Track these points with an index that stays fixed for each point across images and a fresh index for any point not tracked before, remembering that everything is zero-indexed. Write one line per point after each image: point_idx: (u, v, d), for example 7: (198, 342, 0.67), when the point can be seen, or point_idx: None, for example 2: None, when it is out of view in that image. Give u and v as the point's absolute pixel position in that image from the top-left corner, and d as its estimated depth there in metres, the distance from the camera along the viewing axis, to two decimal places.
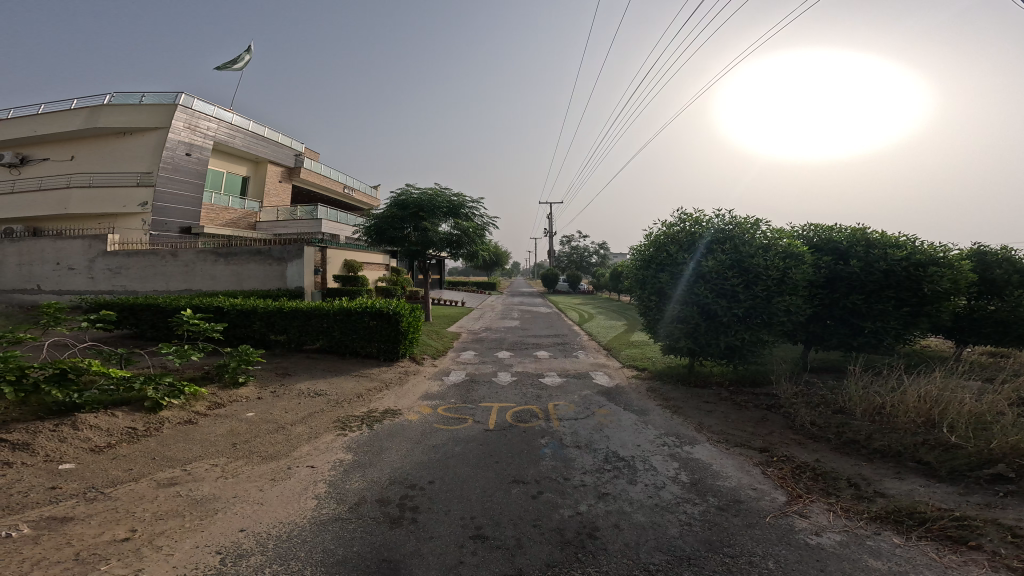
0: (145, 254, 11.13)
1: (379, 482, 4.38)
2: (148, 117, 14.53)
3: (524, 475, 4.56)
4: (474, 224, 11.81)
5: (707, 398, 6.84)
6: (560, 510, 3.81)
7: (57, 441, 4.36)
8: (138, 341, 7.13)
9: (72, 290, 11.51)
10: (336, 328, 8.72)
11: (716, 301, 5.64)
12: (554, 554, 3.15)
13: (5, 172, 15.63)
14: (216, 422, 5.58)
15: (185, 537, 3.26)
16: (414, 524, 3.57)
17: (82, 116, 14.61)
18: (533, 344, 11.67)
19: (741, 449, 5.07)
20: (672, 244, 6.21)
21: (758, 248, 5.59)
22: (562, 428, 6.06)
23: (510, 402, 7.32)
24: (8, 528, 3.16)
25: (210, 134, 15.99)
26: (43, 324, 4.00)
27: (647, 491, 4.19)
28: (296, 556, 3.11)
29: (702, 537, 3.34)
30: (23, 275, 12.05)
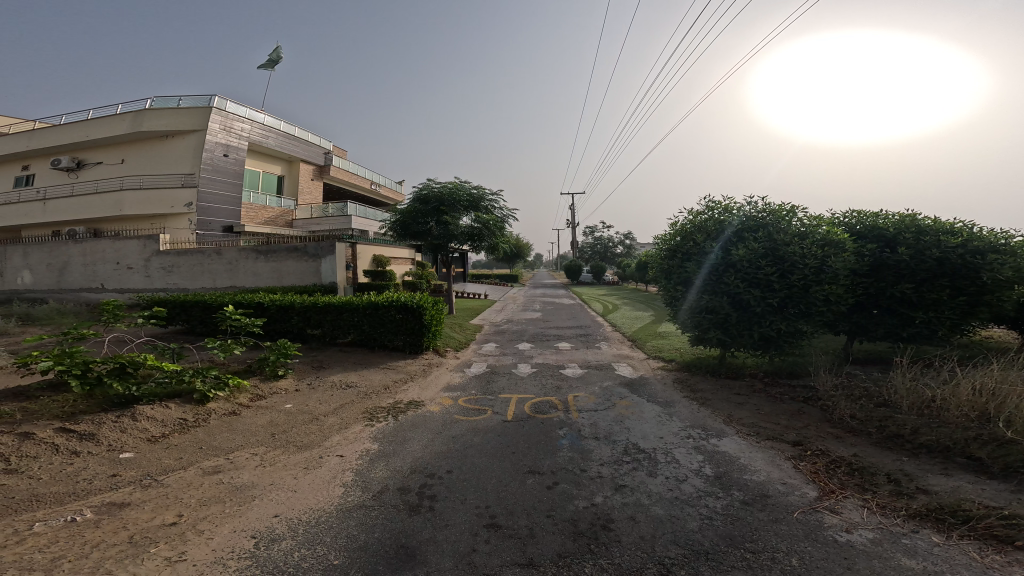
0: (193, 252, 11.68)
1: (402, 471, 4.55)
2: (186, 119, 15.09)
3: (540, 466, 4.65)
4: (494, 217, 11.84)
5: (739, 389, 6.74)
6: (576, 501, 3.88)
7: (119, 431, 4.70)
8: (188, 336, 7.54)
9: (131, 289, 12.19)
10: (365, 321, 8.97)
11: (747, 290, 5.51)
12: (567, 544, 3.22)
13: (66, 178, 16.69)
14: (257, 413, 5.88)
15: (224, 522, 3.49)
16: (431, 511, 3.72)
17: (128, 121, 15.31)
18: (556, 336, 11.69)
19: (773, 443, 5.00)
20: (699, 233, 6.07)
21: (794, 236, 5.41)
22: (581, 420, 6.12)
23: (529, 394, 7.41)
24: (73, 512, 3.46)
25: (245, 135, 16.50)
26: (103, 322, 4.25)
27: (667, 484, 4.20)
28: (322, 541, 3.29)
29: (723, 532, 3.35)
30: (88, 275, 12.83)
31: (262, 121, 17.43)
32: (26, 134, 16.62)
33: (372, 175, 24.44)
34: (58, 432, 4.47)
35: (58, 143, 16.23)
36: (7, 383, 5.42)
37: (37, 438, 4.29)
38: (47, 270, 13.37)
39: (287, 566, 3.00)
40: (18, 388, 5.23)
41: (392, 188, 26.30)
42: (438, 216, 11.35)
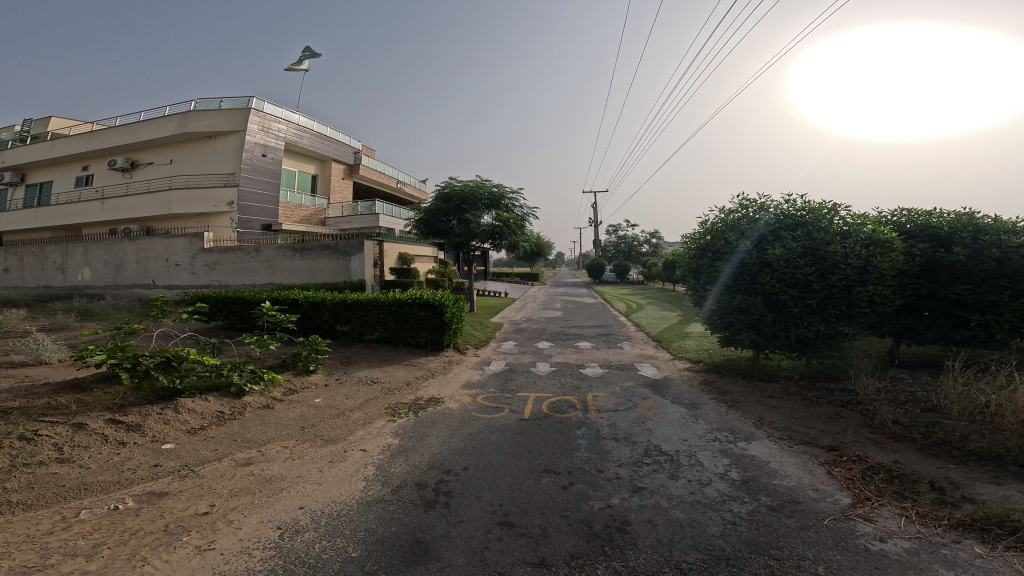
0: (234, 250, 12.02)
1: (420, 467, 4.64)
2: (226, 121, 15.48)
3: (556, 465, 4.67)
4: (514, 216, 11.85)
5: (772, 392, 6.63)
6: (591, 502, 3.90)
7: (163, 423, 4.85)
8: (228, 331, 7.76)
9: (179, 285, 12.64)
10: (390, 319, 9.09)
11: (785, 291, 5.42)
12: (580, 545, 3.24)
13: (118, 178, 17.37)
14: (290, 407, 6.02)
15: (253, 513, 3.62)
16: (446, 508, 3.80)
17: (175, 122, 15.76)
18: (576, 335, 11.63)
19: (806, 448, 4.93)
20: (732, 232, 5.99)
21: (835, 235, 5.29)
22: (600, 420, 6.11)
23: (547, 393, 7.43)
24: (117, 500, 3.60)
25: (282, 135, 16.83)
26: (152, 317, 4.36)
27: (689, 487, 4.18)
28: (342, 534, 3.38)
29: (746, 537, 3.32)
30: (141, 272, 13.30)
31: (297, 121, 17.73)
32: (83, 135, 17.34)
33: (398, 173, 24.57)
34: (108, 423, 4.63)
35: (110, 144, 16.86)
36: (65, 375, 5.71)
37: (90, 428, 4.45)
38: (104, 266, 13.95)
39: (308, 556, 3.10)
40: (74, 379, 5.49)
41: (416, 187, 26.41)
42: (459, 214, 11.42)
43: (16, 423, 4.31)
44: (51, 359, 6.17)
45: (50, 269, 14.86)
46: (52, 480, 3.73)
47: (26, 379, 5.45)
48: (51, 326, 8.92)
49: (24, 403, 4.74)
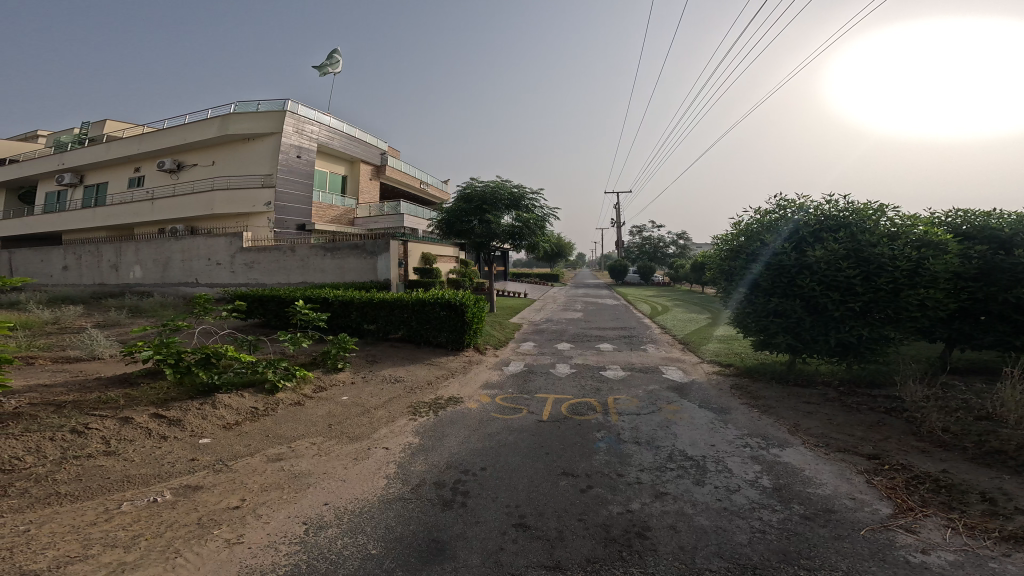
0: (272, 250, 12.36)
1: (438, 466, 4.66)
2: (263, 123, 15.92)
3: (574, 468, 4.63)
4: (534, 216, 11.82)
5: (809, 397, 6.45)
6: (610, 506, 3.85)
7: (201, 418, 4.95)
8: (264, 328, 7.95)
9: (220, 284, 13.04)
10: (412, 318, 9.17)
11: (825, 293, 5.29)
12: (597, 550, 3.20)
13: (166, 179, 18.06)
14: (319, 404, 6.09)
15: (281, 508, 3.69)
16: (463, 508, 3.80)
17: (216, 124, 16.24)
18: (597, 337, 11.54)
19: (844, 455, 4.77)
20: (769, 233, 5.85)
21: (882, 237, 5.12)
22: (621, 423, 6.03)
23: (566, 394, 7.39)
24: (155, 493, 3.69)
25: (314, 136, 17.15)
26: (194, 315, 4.43)
27: (716, 494, 4.08)
28: (363, 531, 3.42)
29: (775, 546, 3.23)
30: (186, 271, 13.76)
31: (329, 123, 18.04)
32: (134, 138, 17.99)
33: (422, 174, 24.72)
34: (152, 417, 4.76)
35: (158, 146, 17.49)
36: (115, 370, 5.92)
37: (135, 422, 4.58)
38: (153, 265, 14.46)
39: (330, 552, 3.14)
40: (122, 374, 5.69)
41: (439, 188, 26.57)
42: (481, 215, 11.45)
43: (69, 416, 4.47)
44: (103, 354, 6.43)
45: (104, 268, 15.49)
46: (98, 472, 3.81)
47: (80, 373, 5.67)
48: (105, 322, 9.32)
49: (76, 396, 4.92)
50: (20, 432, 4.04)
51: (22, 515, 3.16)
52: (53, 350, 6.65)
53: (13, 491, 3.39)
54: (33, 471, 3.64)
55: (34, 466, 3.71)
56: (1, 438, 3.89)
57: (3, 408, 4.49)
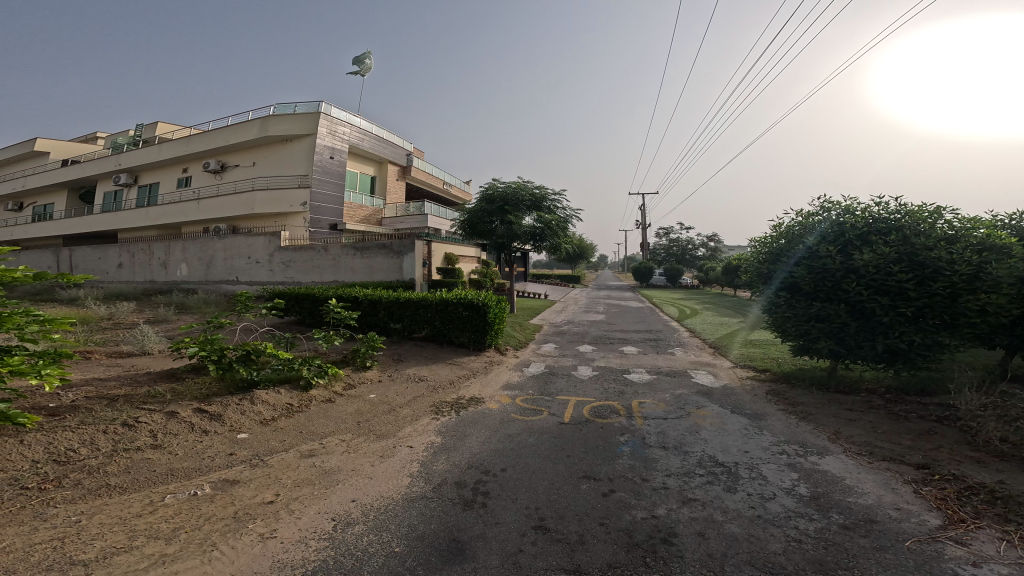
0: (307, 249, 12.65)
1: (460, 466, 4.64)
2: (299, 125, 16.30)
3: (596, 471, 4.54)
4: (556, 217, 11.76)
5: (851, 405, 6.20)
6: (633, 511, 3.76)
7: (239, 413, 5.06)
8: (299, 326, 8.12)
9: (259, 281, 13.43)
10: (436, 318, 9.22)
11: (873, 298, 5.10)
12: (619, 555, 3.13)
13: (209, 179, 18.73)
14: (348, 401, 6.16)
15: (312, 504, 3.73)
16: (484, 509, 3.77)
17: (257, 125, 16.65)
18: (621, 340, 11.38)
19: (889, 465, 4.55)
20: (812, 236, 5.69)
21: (939, 240, 4.92)
22: (646, 428, 5.90)
23: (589, 397, 7.28)
24: (195, 486, 3.77)
25: (346, 138, 17.45)
26: (235, 312, 4.51)
27: (749, 501, 3.94)
28: (387, 528, 3.42)
29: (811, 556, 3.10)
30: (227, 269, 14.21)
31: (358, 124, 18.33)
32: (184, 138, 18.70)
33: (446, 175, 24.84)
34: (195, 412, 4.88)
35: (202, 147, 18.04)
36: (162, 364, 6.13)
37: (179, 417, 4.70)
38: (198, 263, 14.97)
39: (356, 549, 3.14)
40: (168, 369, 5.87)
41: (461, 188, 26.68)
42: (503, 216, 11.43)
43: (120, 410, 4.62)
44: (153, 349, 6.67)
45: (154, 265, 16.10)
46: (145, 465, 3.92)
47: (131, 368, 5.87)
48: (154, 318, 9.71)
49: (128, 390, 5.10)
50: (76, 425, 4.19)
51: (75, 506, 3.25)
52: (109, 345, 6.93)
53: (67, 482, 3.49)
54: (86, 463, 3.74)
55: (87, 458, 3.82)
56: (60, 430, 4.05)
57: (61, 401, 4.67)
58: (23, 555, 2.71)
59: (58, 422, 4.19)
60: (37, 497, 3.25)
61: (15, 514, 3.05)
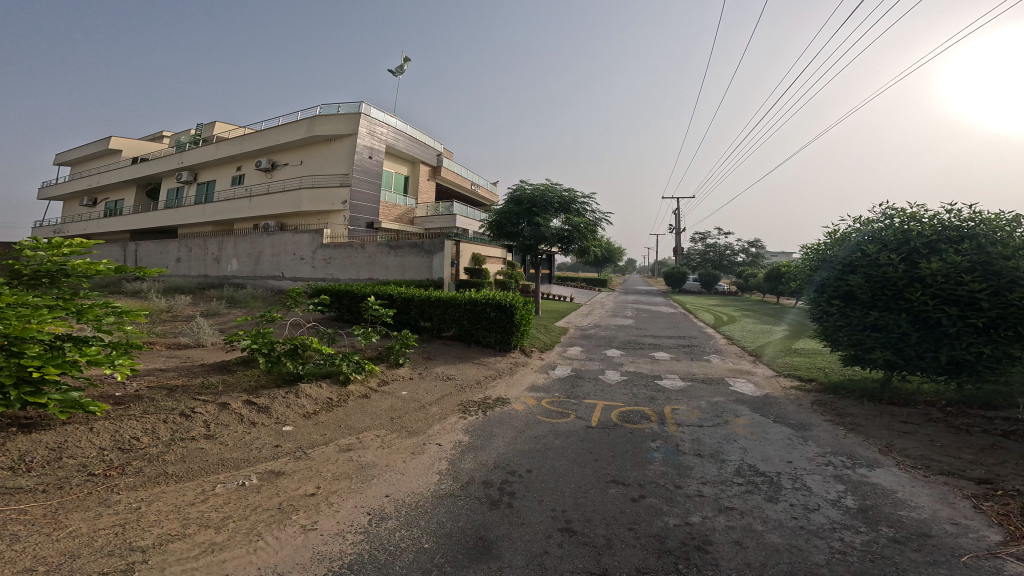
0: (346, 246, 12.99)
1: (487, 465, 4.60)
2: (340, 125, 16.75)
3: (625, 477, 4.41)
4: (586, 221, 11.66)
5: (906, 417, 5.85)
6: (665, 518, 3.62)
7: (286, 406, 5.18)
8: (337, 322, 8.34)
9: (302, 278, 13.90)
10: (464, 318, 9.27)
11: (940, 308, 4.95)
12: (649, 560, 3.02)
13: (258, 177, 19.46)
14: (382, 397, 6.23)
15: (349, 497, 3.76)
16: (510, 508, 3.71)
17: (303, 126, 17.22)
18: (651, 345, 11.13)
19: (947, 479, 4.25)
20: (873, 243, 5.57)
21: (1018, 250, 4.70)
22: (680, 435, 5.71)
23: (618, 402, 7.12)
24: (243, 476, 3.86)
25: (384, 138, 17.87)
26: (287, 306, 4.64)
27: (791, 512, 3.74)
28: (417, 524, 3.41)
29: (857, 570, 2.92)
30: (274, 265, 14.73)
31: (395, 125, 18.68)
32: (237, 138, 19.45)
33: (475, 175, 25.00)
34: (245, 404, 5.03)
35: (252, 148, 18.88)
36: (216, 357, 6.37)
37: (231, 408, 4.85)
38: (247, 259, 15.56)
39: (389, 544, 3.14)
40: (220, 362, 6.11)
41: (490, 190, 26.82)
42: (531, 217, 11.37)
43: (179, 400, 4.81)
44: (207, 341, 6.97)
45: (208, 260, 16.88)
46: (199, 455, 4.04)
47: (188, 359, 6.13)
48: (208, 311, 10.18)
49: (185, 381, 5.32)
50: (140, 414, 4.37)
51: (136, 493, 3.38)
52: (169, 336, 7.30)
53: (129, 470, 3.63)
54: (147, 452, 3.90)
55: (148, 447, 3.98)
56: (125, 418, 4.25)
57: (126, 390, 4.91)
58: (89, 540, 2.78)
59: (123, 410, 4.39)
60: (102, 484, 3.39)
61: (82, 500, 3.17)
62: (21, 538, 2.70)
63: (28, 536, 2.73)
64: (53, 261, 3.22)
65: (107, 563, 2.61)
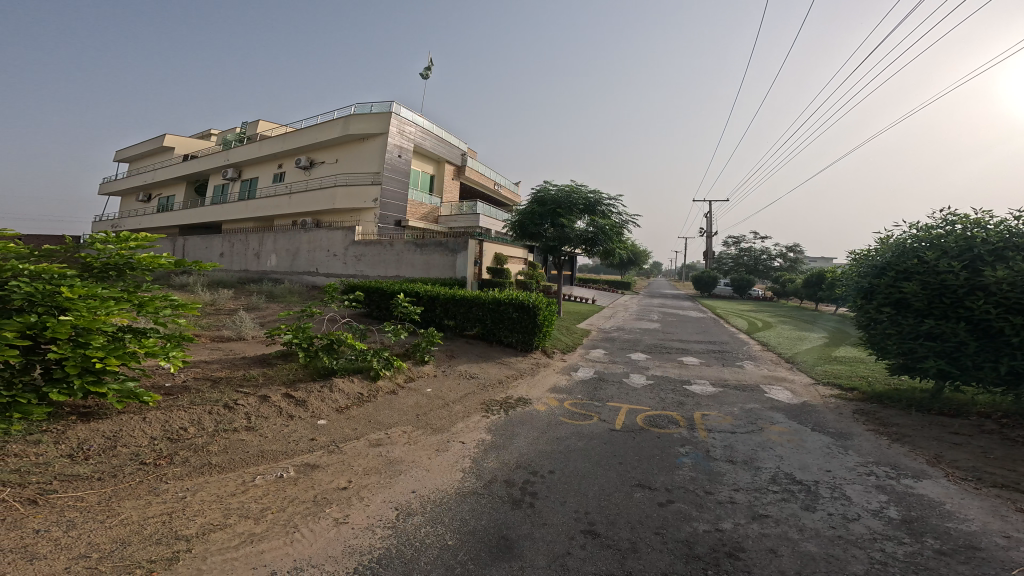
0: (376, 243, 13.22)
1: (509, 464, 4.57)
2: (372, 125, 17.07)
3: (652, 481, 4.30)
4: (611, 222, 11.52)
5: (957, 428, 5.51)
6: (694, 523, 3.51)
7: (320, 400, 5.28)
8: (367, 318, 8.50)
9: (334, 273, 14.25)
10: (487, 317, 9.27)
11: (1003, 318, 4.75)
12: (677, 565, 2.93)
13: (298, 174, 19.96)
14: (408, 394, 6.27)
15: (379, 492, 3.79)
16: (532, 509, 3.66)
17: (338, 125, 17.67)
18: (679, 349, 10.91)
19: (1000, 492, 3.99)
20: (930, 250, 5.42)
21: None
22: (710, 441, 5.54)
23: (643, 406, 6.98)
24: (280, 468, 3.94)
25: (412, 138, 18.10)
26: (323, 302, 4.73)
27: (829, 521, 3.57)
28: (441, 521, 3.40)
29: None
30: (309, 260, 15.11)
31: (422, 124, 18.88)
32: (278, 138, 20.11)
33: (498, 176, 25.04)
34: (284, 397, 5.15)
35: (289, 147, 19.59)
36: (256, 350, 6.56)
37: (270, 401, 4.97)
38: (286, 254, 15.99)
39: (415, 539, 3.14)
40: (261, 355, 6.29)
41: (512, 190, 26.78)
42: (554, 218, 11.33)
43: (223, 392, 4.97)
44: (247, 334, 7.20)
45: (249, 255, 17.43)
46: (240, 446, 4.15)
47: (230, 352, 6.33)
48: (249, 304, 10.55)
49: (228, 373, 5.50)
50: (188, 404, 4.52)
51: (183, 482, 3.48)
52: (213, 328, 7.60)
53: (177, 459, 3.75)
54: (193, 442, 4.02)
55: (194, 437, 4.11)
56: (174, 409, 4.39)
57: (174, 380, 5.11)
58: (138, 527, 2.87)
59: (172, 401, 4.56)
60: (153, 473, 3.51)
61: (134, 488, 3.28)
62: (77, 525, 2.77)
63: (83, 523, 2.81)
64: (121, 254, 3.43)
65: (155, 551, 2.69)
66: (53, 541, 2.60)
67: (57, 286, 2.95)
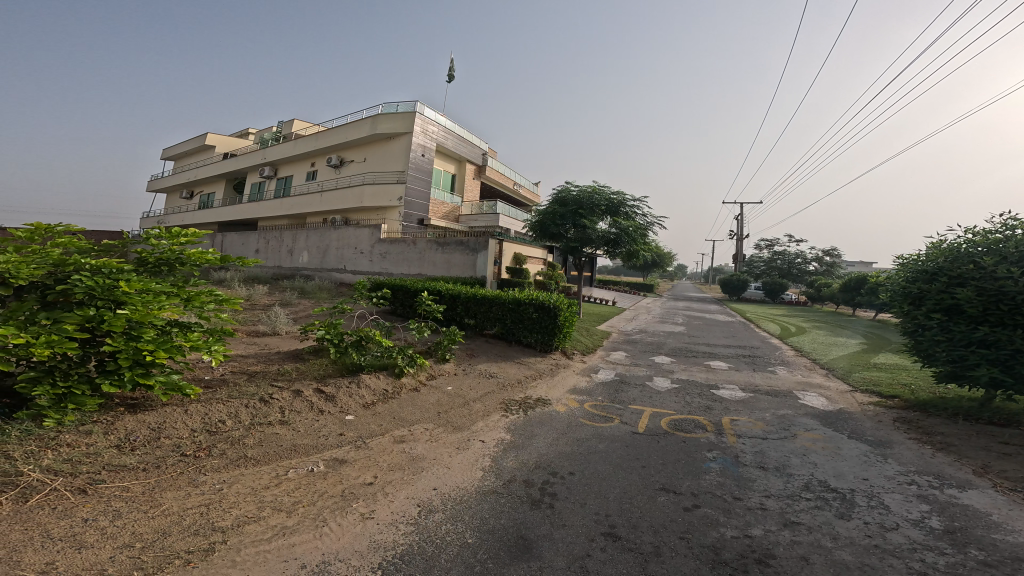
0: (401, 242, 13.39)
1: (528, 464, 4.54)
2: (398, 125, 17.30)
3: (677, 485, 4.19)
4: (635, 223, 11.36)
5: (1008, 439, 5.22)
6: (721, 529, 3.40)
7: (348, 396, 5.34)
8: (392, 316, 8.63)
9: (359, 270, 14.51)
10: (507, 316, 9.26)
11: None
12: (702, 571, 2.85)
13: (326, 173, 20.45)
14: (431, 392, 6.29)
15: (402, 489, 3.80)
16: (551, 510, 3.61)
17: (365, 125, 18.00)
18: (705, 353, 10.67)
19: None
20: (988, 256, 5.17)
21: None
22: (739, 446, 5.39)
23: (667, 410, 6.84)
24: (311, 462, 3.99)
25: (434, 137, 18.24)
26: (354, 298, 4.80)
27: (865, 530, 3.41)
28: (462, 519, 3.39)
29: None
30: (337, 258, 15.42)
31: (444, 124, 19.01)
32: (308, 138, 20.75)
33: (518, 176, 25.00)
34: (315, 392, 5.22)
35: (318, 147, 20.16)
36: (290, 345, 6.70)
37: (303, 396, 5.06)
38: (317, 252, 16.35)
39: (436, 537, 3.12)
40: (294, 350, 6.43)
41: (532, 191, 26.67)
42: (576, 218, 11.25)
43: (258, 386, 5.08)
44: (281, 329, 7.39)
45: (282, 253, 17.87)
46: (274, 439, 4.23)
47: (265, 346, 6.48)
48: (282, 300, 10.84)
49: (263, 367, 5.64)
50: (225, 398, 4.64)
51: (220, 474, 3.56)
52: (249, 323, 7.83)
53: (215, 451, 3.84)
54: (230, 434, 4.12)
55: (231, 429, 4.20)
56: (213, 402, 4.51)
57: (213, 373, 5.27)
58: (179, 518, 2.94)
59: (212, 394, 4.69)
60: (192, 464, 3.60)
61: (174, 479, 3.37)
62: (122, 515, 2.85)
63: (128, 513, 2.89)
64: (172, 250, 3.57)
65: (192, 541, 2.74)
66: (101, 530, 2.68)
67: (115, 281, 3.08)
